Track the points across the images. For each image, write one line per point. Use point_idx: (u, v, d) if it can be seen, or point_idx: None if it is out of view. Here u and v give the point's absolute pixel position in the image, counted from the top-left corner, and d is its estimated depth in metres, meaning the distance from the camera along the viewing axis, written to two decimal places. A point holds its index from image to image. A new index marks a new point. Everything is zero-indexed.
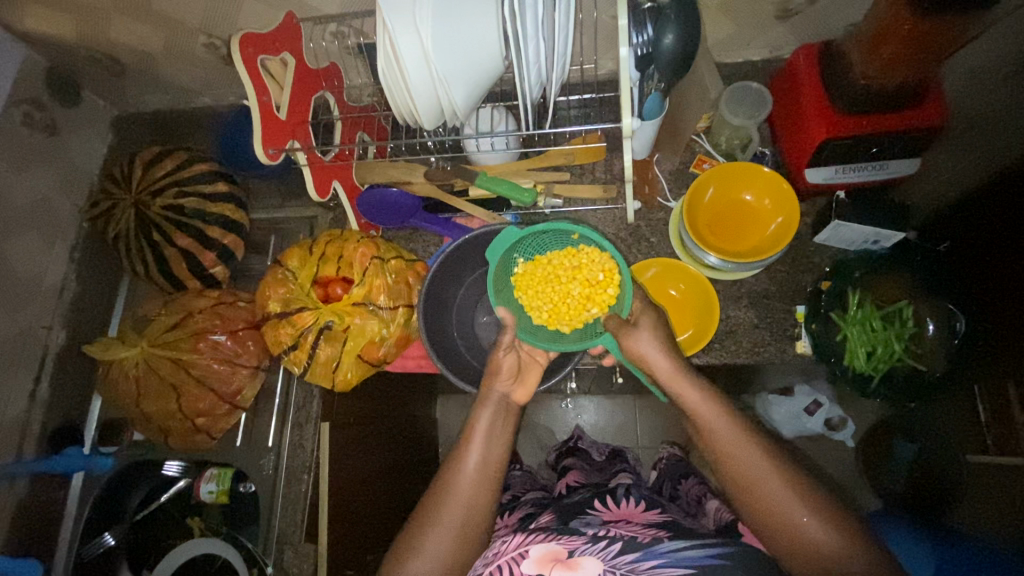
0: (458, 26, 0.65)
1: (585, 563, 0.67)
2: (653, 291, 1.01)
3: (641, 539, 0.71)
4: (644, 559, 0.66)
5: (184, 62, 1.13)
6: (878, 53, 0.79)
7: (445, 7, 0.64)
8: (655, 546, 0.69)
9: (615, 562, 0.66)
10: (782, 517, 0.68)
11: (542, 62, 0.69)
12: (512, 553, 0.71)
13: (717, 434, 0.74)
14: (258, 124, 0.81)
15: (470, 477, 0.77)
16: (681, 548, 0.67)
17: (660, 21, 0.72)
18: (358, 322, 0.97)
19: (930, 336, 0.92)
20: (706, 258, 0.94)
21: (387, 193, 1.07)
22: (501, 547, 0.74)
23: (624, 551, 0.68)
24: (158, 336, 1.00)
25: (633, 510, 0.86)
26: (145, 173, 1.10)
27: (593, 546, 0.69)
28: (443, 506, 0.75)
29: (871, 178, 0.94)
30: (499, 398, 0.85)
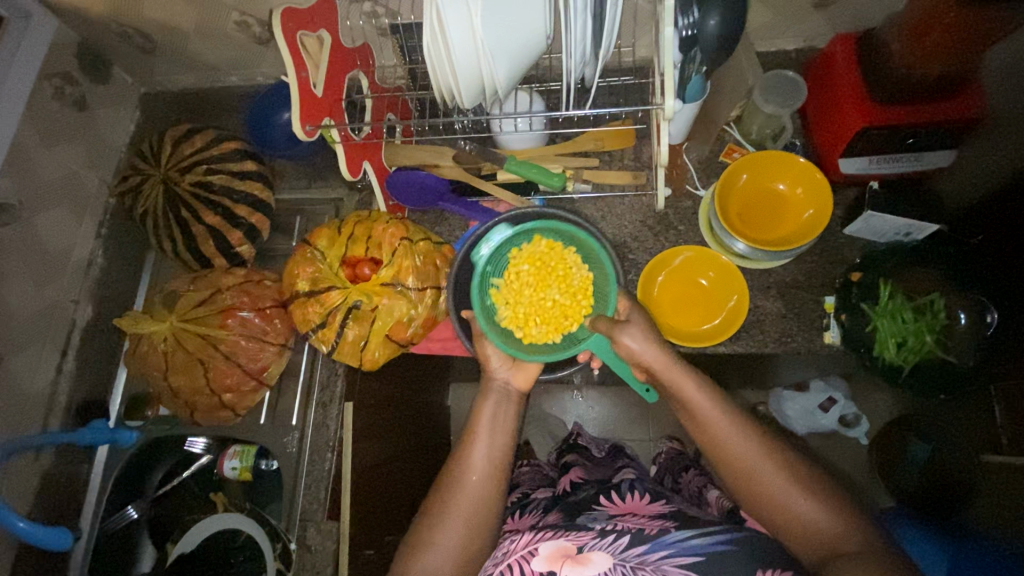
0: (505, 4, 0.65)
1: (594, 558, 0.67)
2: (682, 277, 1.01)
3: (648, 530, 0.71)
4: (652, 550, 0.67)
5: (215, 40, 1.13)
6: (920, 43, 0.79)
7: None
8: (662, 536, 0.69)
9: (624, 556, 0.67)
10: (781, 504, 0.70)
11: (587, 41, 0.69)
12: (521, 552, 0.72)
13: (711, 425, 0.75)
14: (296, 100, 0.81)
15: (478, 470, 0.79)
16: (688, 537, 0.68)
17: (706, 2, 0.71)
18: (386, 302, 0.97)
19: (962, 327, 0.90)
20: (735, 245, 0.94)
21: (416, 175, 1.08)
22: (510, 546, 0.75)
23: (631, 543, 0.69)
24: (187, 312, 1.00)
25: (638, 504, 0.88)
26: (174, 150, 1.11)
27: (601, 541, 0.70)
28: (454, 499, 0.77)
29: (905, 169, 0.94)
30: (499, 387, 0.87)
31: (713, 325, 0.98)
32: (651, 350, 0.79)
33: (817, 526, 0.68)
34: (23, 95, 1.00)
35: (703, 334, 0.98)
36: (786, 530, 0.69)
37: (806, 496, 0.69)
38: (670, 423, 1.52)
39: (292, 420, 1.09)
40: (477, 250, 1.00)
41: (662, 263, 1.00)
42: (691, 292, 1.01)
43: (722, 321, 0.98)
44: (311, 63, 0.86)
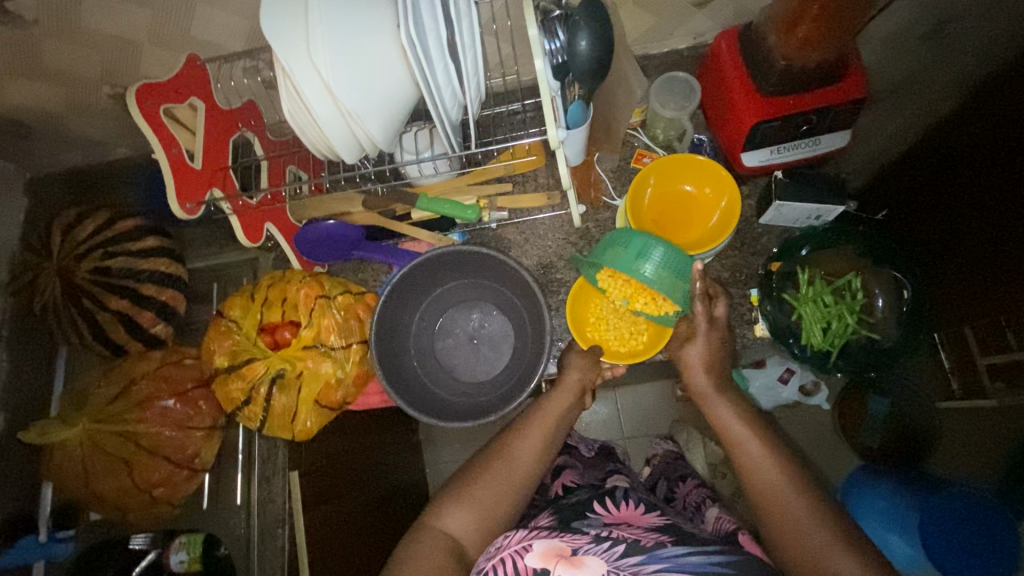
0: (356, 57, 0.62)
1: (589, 561, 0.63)
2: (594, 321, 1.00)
3: (644, 542, 0.68)
4: (647, 563, 0.63)
5: (91, 116, 1.06)
6: (793, 34, 0.79)
7: (347, 39, 0.61)
8: (658, 550, 0.65)
9: (618, 564, 0.63)
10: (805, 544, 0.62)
11: (454, 84, 0.66)
12: (515, 546, 0.67)
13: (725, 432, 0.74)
14: (169, 180, 0.76)
15: (534, 436, 0.79)
16: (685, 553, 0.64)
17: (572, 26, 0.70)
18: (311, 366, 0.93)
19: (880, 307, 0.93)
20: None
21: (323, 227, 1.02)
22: (503, 540, 0.70)
23: (628, 552, 0.65)
24: (100, 411, 0.94)
25: (634, 513, 0.85)
26: (66, 238, 1.04)
27: (597, 546, 0.67)
28: (501, 460, 0.76)
29: (805, 155, 0.94)
30: (572, 383, 0.89)
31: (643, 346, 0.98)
32: (698, 363, 0.82)
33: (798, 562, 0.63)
34: None
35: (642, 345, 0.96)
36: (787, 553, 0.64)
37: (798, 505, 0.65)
38: (637, 421, 1.53)
39: (237, 501, 1.04)
40: (398, 293, 0.97)
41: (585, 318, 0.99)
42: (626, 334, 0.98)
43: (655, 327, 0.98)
44: (183, 135, 0.81)
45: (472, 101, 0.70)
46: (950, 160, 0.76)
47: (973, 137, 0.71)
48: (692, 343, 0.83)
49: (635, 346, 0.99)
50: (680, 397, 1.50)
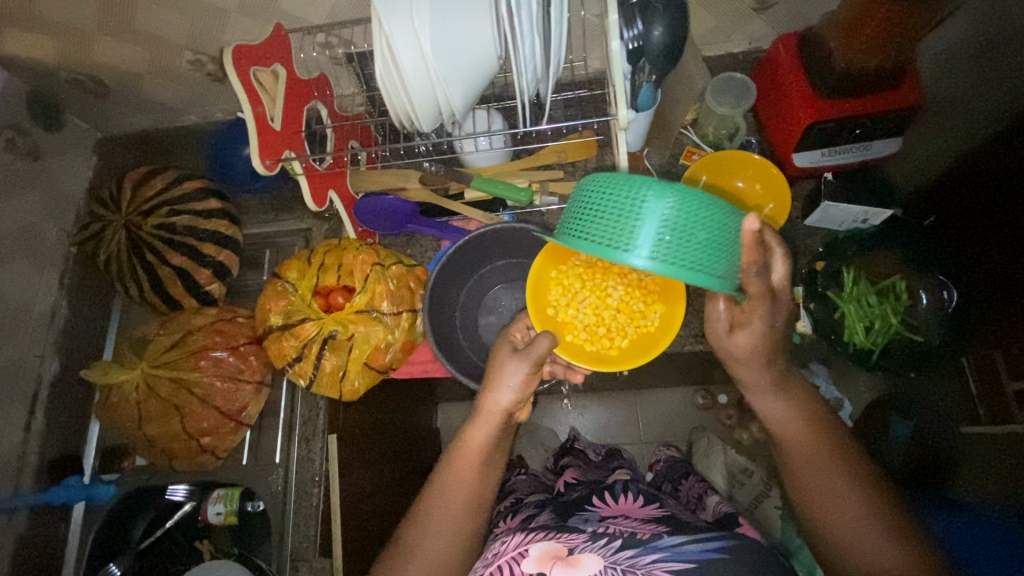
0: (454, 27, 0.66)
1: (584, 559, 0.66)
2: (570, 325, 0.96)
3: (641, 535, 0.71)
4: (643, 554, 0.66)
5: (169, 81, 1.12)
6: (857, 38, 0.82)
7: (441, 12, 0.65)
8: (655, 541, 0.68)
9: (615, 558, 0.66)
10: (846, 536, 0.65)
11: (539, 59, 0.70)
12: (511, 553, 0.72)
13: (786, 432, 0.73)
14: (254, 136, 0.81)
15: (460, 502, 0.78)
16: (683, 542, 0.67)
17: (649, 15, 0.74)
18: (362, 330, 0.97)
19: (925, 306, 0.95)
20: None
21: (383, 201, 1.07)
22: (501, 548, 0.75)
23: (625, 547, 0.68)
24: (158, 357, 0.98)
25: (632, 505, 0.85)
26: (134, 193, 1.09)
27: (594, 543, 0.69)
28: (424, 537, 0.76)
29: (856, 159, 0.97)
30: (494, 411, 0.81)
31: (613, 356, 0.94)
32: (747, 357, 0.75)
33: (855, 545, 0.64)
34: None
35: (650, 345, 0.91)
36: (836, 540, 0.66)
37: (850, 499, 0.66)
38: (658, 423, 1.54)
39: (276, 458, 1.06)
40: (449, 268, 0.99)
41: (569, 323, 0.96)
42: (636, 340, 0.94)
43: (638, 346, 0.93)
44: (267, 97, 0.85)
45: (549, 78, 0.74)
46: (984, 176, 0.81)
47: (1015, 149, 0.73)
48: (742, 331, 0.73)
49: (604, 348, 0.95)
50: (700, 402, 1.51)
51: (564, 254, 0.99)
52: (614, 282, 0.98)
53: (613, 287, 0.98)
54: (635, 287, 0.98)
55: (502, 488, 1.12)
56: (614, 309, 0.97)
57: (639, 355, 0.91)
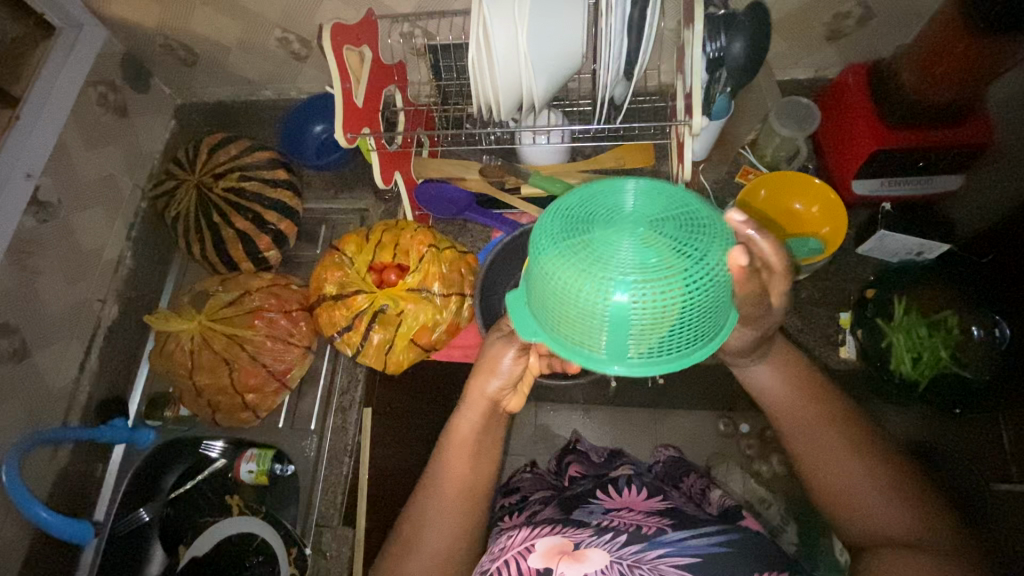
0: (548, 22, 0.71)
1: (591, 555, 0.71)
2: None
3: (645, 529, 0.74)
4: (648, 549, 0.71)
5: (255, 55, 1.18)
6: (931, 72, 0.84)
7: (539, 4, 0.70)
8: (659, 536, 0.73)
9: (620, 554, 0.70)
10: (859, 506, 0.66)
11: (623, 61, 0.74)
12: (517, 548, 0.75)
13: (781, 407, 0.73)
14: (340, 110, 0.85)
15: (450, 488, 0.78)
16: (687, 537, 0.72)
17: (733, 28, 0.76)
18: (411, 307, 1.00)
19: (975, 342, 0.91)
20: None
21: (443, 187, 1.12)
22: (507, 542, 0.78)
23: (629, 542, 0.72)
24: (216, 312, 1.03)
25: (636, 498, 0.87)
26: (208, 156, 1.14)
27: (601, 538, 0.73)
28: (422, 530, 0.76)
29: (916, 193, 0.97)
30: (479, 397, 0.80)
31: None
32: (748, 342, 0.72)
33: (888, 517, 0.65)
34: (71, 97, 1.04)
35: None
36: (845, 511, 0.67)
37: (861, 469, 0.67)
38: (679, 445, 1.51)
39: (311, 425, 1.08)
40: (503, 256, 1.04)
41: None
42: None
43: None
44: (353, 76, 0.90)
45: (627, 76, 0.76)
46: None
47: None
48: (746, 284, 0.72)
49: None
50: (723, 429, 1.44)
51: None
52: None
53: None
54: None
55: (505, 485, 1.10)
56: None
57: None
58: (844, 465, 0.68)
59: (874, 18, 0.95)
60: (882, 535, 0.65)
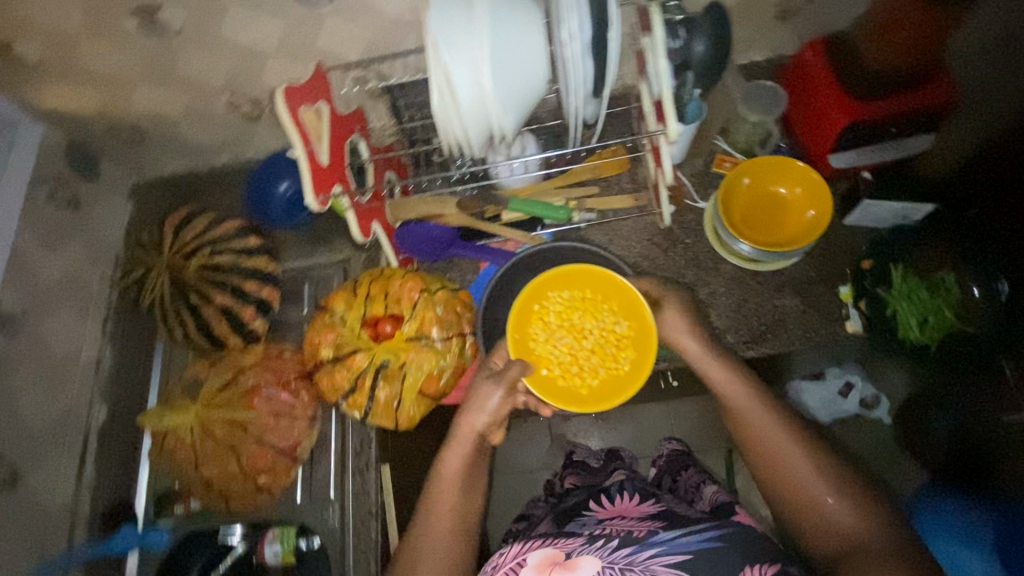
0: (508, 55, 0.68)
1: (582, 563, 0.67)
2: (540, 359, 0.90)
3: (636, 532, 0.70)
4: (641, 551, 0.66)
5: (206, 123, 1.14)
6: (886, 39, 0.88)
7: (496, 37, 0.67)
8: (651, 537, 0.68)
9: (612, 558, 0.67)
10: (807, 498, 0.64)
11: (590, 79, 0.72)
12: (510, 563, 0.71)
13: (740, 411, 0.71)
14: (307, 174, 0.82)
15: (432, 531, 0.73)
16: (676, 536, 0.68)
17: (693, 29, 0.75)
18: (413, 357, 0.97)
19: (976, 301, 0.91)
20: (740, 247, 0.98)
21: (424, 227, 1.09)
22: (499, 559, 0.73)
23: (621, 545, 0.68)
24: (210, 398, 0.98)
25: (630, 504, 0.82)
26: (175, 236, 1.09)
27: (591, 545, 0.69)
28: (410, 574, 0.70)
29: (892, 157, 0.97)
30: (468, 435, 0.78)
31: (586, 395, 0.87)
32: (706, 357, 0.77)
33: (834, 509, 0.63)
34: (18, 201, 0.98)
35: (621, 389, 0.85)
36: (795, 506, 0.65)
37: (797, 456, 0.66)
38: None
39: (329, 494, 1.04)
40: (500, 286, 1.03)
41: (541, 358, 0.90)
42: (614, 378, 0.88)
43: (608, 389, 0.88)
44: (314, 135, 0.87)
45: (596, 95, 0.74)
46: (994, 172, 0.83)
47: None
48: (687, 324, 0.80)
49: (576, 387, 0.88)
50: None
51: (547, 288, 0.92)
52: (592, 324, 0.91)
53: (590, 328, 0.91)
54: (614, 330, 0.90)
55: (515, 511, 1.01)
56: (591, 355, 0.90)
57: (605, 403, 0.85)
58: (783, 448, 0.67)
59: None
60: (832, 526, 0.62)
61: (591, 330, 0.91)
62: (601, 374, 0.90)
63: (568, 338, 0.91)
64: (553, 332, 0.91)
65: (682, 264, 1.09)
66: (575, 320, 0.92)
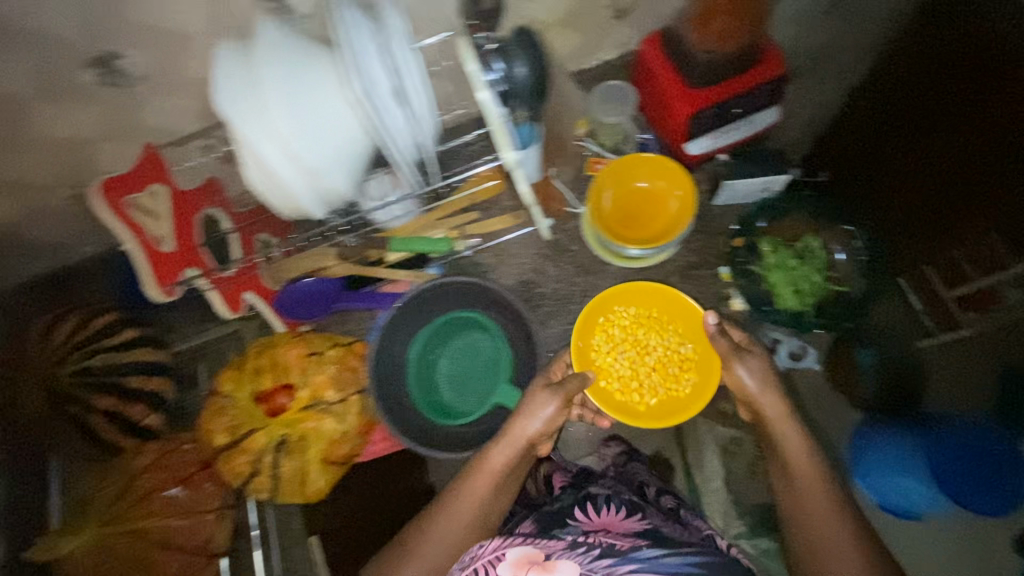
0: (313, 117, 0.63)
1: (560, 567, 0.68)
2: (603, 371, 0.99)
3: (620, 546, 0.71)
4: (623, 563, 0.68)
5: (46, 220, 1.03)
6: (712, 26, 0.86)
7: (293, 99, 0.62)
8: (634, 552, 0.69)
9: (592, 566, 0.67)
10: (824, 526, 0.75)
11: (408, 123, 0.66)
12: (488, 556, 0.71)
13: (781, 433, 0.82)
14: (144, 271, 0.87)
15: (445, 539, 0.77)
16: (661, 555, 0.69)
17: (509, 55, 0.74)
18: (312, 426, 0.94)
19: (841, 263, 1.01)
20: (628, 251, 0.98)
21: (302, 285, 1.04)
22: (477, 550, 0.74)
23: (603, 555, 0.69)
24: (106, 514, 0.92)
25: (615, 519, 0.82)
26: (43, 340, 0.99)
27: (572, 551, 0.70)
28: None
29: (744, 135, 1.00)
30: (518, 438, 0.82)
31: (642, 412, 0.97)
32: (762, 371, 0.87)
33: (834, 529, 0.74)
34: None
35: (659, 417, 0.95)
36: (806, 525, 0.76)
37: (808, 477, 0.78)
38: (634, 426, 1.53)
39: None
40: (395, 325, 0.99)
41: (603, 371, 0.99)
42: (672, 399, 0.98)
43: (667, 407, 0.97)
44: (151, 219, 0.87)
45: (427, 143, 0.70)
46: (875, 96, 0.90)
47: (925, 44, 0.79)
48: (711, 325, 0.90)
49: (634, 403, 0.98)
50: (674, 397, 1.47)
51: (614, 302, 1.02)
52: (657, 340, 1.00)
53: (654, 346, 1.00)
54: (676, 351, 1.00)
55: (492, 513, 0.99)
56: (654, 372, 1.00)
57: (670, 418, 0.95)
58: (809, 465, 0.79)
59: None
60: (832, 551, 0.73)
61: (653, 349, 1.00)
62: (654, 398, 0.99)
63: (614, 364, 1.00)
64: (614, 354, 1.00)
65: (572, 272, 1.10)
66: (641, 337, 1.01)
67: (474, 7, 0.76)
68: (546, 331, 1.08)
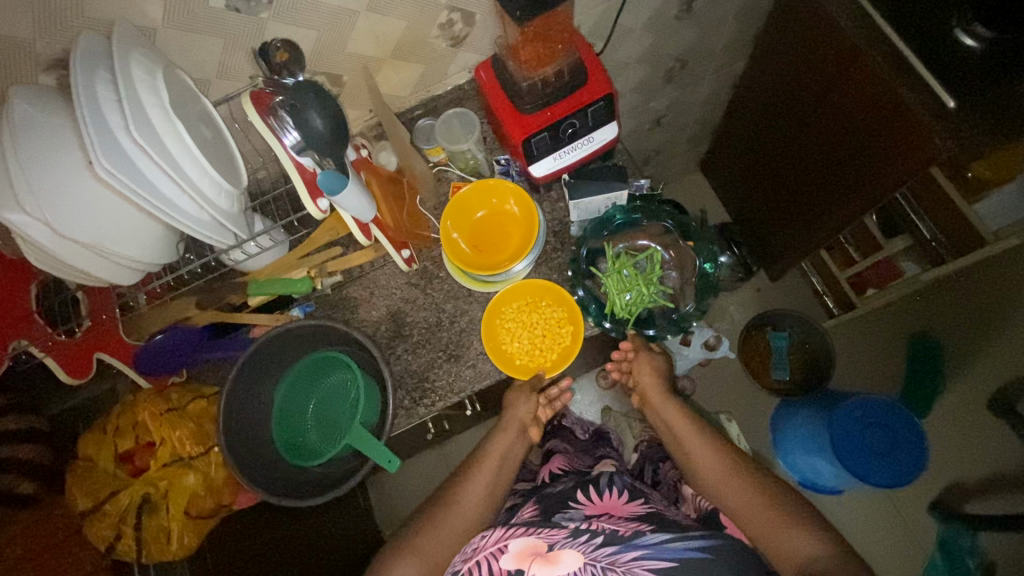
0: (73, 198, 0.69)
1: (564, 556, 0.75)
2: (508, 352, 1.03)
3: (623, 532, 0.79)
4: (623, 551, 0.75)
5: None
6: (527, 51, 0.91)
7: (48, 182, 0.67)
8: (636, 538, 0.77)
9: (594, 555, 0.74)
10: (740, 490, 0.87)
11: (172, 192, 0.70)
12: (490, 548, 0.80)
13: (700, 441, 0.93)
14: None
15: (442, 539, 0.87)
16: (664, 541, 0.76)
17: (301, 109, 0.77)
18: (173, 480, 0.99)
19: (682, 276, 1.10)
20: (514, 270, 1.01)
21: (163, 338, 0.99)
22: (481, 542, 0.83)
23: (605, 543, 0.77)
24: None
25: (615, 502, 0.91)
26: None
27: (574, 538, 0.78)
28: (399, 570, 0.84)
29: (585, 154, 1.00)
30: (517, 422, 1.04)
31: (553, 360, 1.04)
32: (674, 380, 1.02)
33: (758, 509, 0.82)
34: None
35: (567, 351, 1.03)
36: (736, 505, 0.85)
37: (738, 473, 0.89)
38: None
39: None
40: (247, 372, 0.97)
41: (512, 355, 1.03)
42: (563, 338, 1.04)
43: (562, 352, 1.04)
44: None
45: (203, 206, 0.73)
46: None
47: None
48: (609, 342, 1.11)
49: (545, 358, 1.04)
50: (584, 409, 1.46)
51: (502, 303, 1.03)
52: (537, 319, 1.03)
53: (535, 322, 1.03)
54: (551, 320, 1.03)
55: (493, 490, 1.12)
56: (545, 337, 1.03)
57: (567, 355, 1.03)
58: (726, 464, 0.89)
59: (474, 16, 0.98)
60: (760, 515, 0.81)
61: (536, 324, 1.03)
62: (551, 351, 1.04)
63: (515, 346, 1.03)
64: (511, 341, 1.03)
65: (442, 299, 1.07)
66: (526, 322, 1.03)
67: (262, 61, 0.77)
68: (417, 360, 1.04)
